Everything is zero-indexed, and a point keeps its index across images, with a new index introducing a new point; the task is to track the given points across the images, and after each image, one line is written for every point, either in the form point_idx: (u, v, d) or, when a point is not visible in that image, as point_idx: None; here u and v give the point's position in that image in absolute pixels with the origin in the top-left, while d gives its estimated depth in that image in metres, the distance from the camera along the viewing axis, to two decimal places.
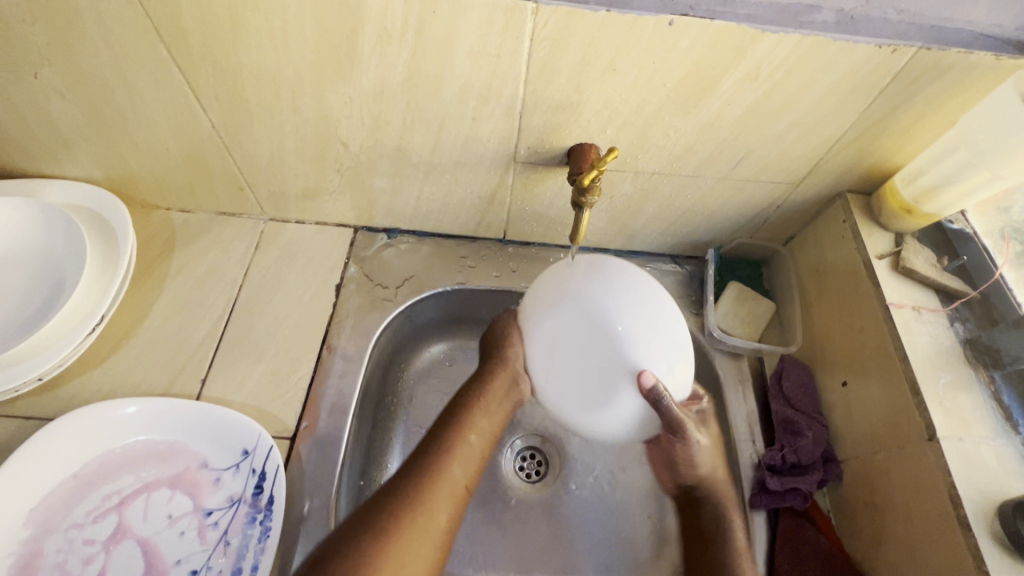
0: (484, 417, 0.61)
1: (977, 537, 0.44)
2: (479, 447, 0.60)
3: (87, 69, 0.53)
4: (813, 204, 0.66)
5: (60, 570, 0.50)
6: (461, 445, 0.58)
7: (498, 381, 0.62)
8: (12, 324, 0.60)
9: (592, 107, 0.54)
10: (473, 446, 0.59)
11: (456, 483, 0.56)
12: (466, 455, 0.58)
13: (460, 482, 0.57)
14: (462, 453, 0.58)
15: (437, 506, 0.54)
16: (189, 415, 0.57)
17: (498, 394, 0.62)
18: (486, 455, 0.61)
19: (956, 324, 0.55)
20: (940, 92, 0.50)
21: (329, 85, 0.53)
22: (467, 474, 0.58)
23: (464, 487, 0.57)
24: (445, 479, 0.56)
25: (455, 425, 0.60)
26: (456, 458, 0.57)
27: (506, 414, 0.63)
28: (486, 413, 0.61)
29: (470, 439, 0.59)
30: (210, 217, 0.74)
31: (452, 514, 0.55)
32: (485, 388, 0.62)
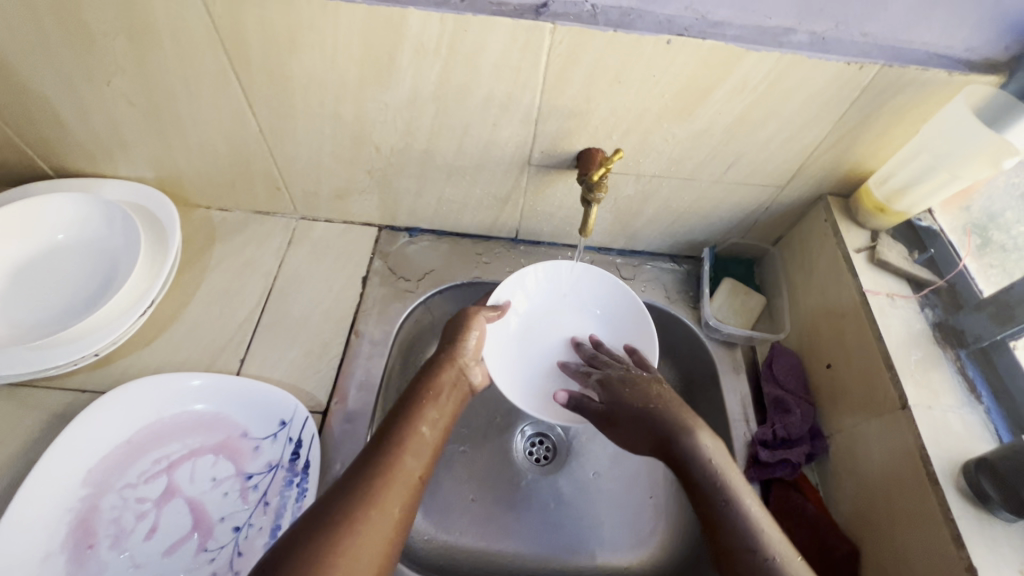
0: (433, 408, 0.58)
1: (945, 491, 0.49)
2: (433, 439, 0.56)
3: (155, 78, 0.60)
4: (798, 206, 0.73)
5: (117, 524, 0.55)
6: (413, 437, 0.54)
7: (451, 368, 0.62)
8: (73, 305, 0.66)
9: (600, 115, 0.61)
10: (425, 439, 0.55)
11: (410, 476, 0.52)
12: (418, 448, 0.54)
13: (415, 474, 0.53)
14: (413, 445, 0.54)
15: (389, 503, 0.49)
16: (235, 388, 0.63)
17: (451, 386, 0.61)
18: (439, 447, 0.57)
19: (926, 309, 0.62)
20: (904, 104, 0.57)
21: (368, 93, 0.60)
22: (423, 467, 0.54)
23: (419, 480, 0.53)
24: (400, 472, 0.51)
25: (407, 418, 0.56)
26: (408, 450, 0.53)
27: (456, 406, 0.61)
28: (437, 404, 0.59)
29: (423, 430, 0.56)
30: (247, 215, 0.81)
31: (404, 509, 0.50)
32: (442, 377, 0.61)
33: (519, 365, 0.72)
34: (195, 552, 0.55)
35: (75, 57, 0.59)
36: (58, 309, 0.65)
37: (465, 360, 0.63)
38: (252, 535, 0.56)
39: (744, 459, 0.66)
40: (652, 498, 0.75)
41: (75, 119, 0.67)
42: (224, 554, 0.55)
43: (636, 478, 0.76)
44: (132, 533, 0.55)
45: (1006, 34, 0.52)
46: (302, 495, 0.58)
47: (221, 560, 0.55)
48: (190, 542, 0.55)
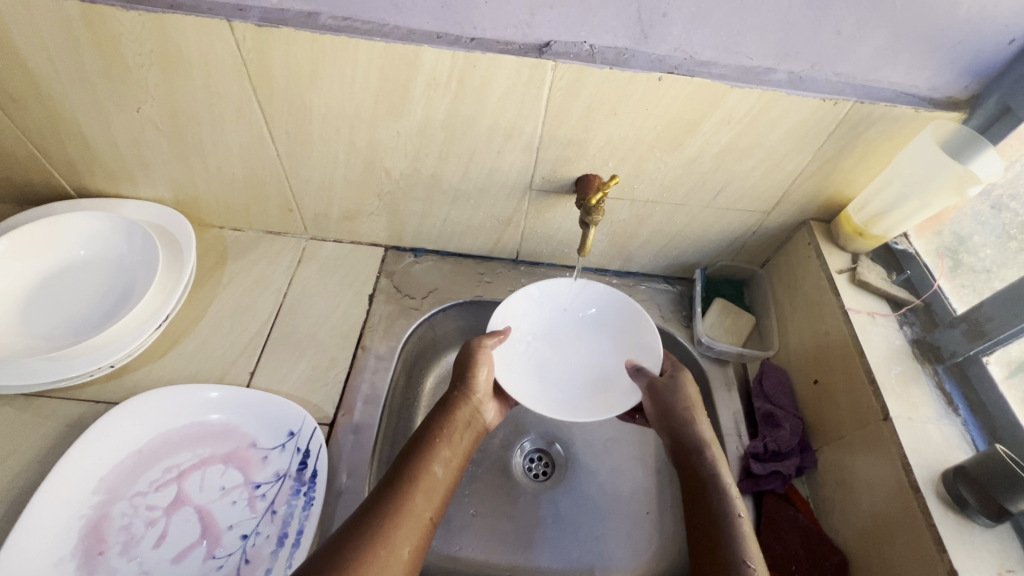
0: (448, 448, 0.60)
1: (926, 497, 0.52)
2: (444, 480, 0.58)
3: (183, 105, 0.65)
4: (783, 230, 0.77)
5: (127, 531, 0.56)
6: (426, 477, 0.57)
7: (465, 409, 0.65)
8: (91, 318, 0.68)
9: (597, 144, 0.66)
10: (436, 479, 0.57)
11: (420, 515, 0.54)
12: (430, 488, 0.56)
13: (424, 515, 0.54)
14: (423, 485, 0.56)
15: (402, 539, 0.51)
16: (247, 400, 0.65)
17: (463, 423, 0.64)
18: (449, 488, 0.59)
19: (904, 327, 0.66)
20: (876, 137, 0.62)
21: (382, 122, 0.65)
22: (433, 505, 0.56)
23: (428, 520, 0.55)
24: (411, 511, 0.53)
25: (420, 455, 0.58)
26: (421, 488, 0.55)
27: (469, 446, 0.63)
28: (449, 443, 0.61)
29: (435, 471, 0.58)
30: (259, 235, 0.84)
31: (413, 550, 0.52)
32: (455, 416, 0.63)
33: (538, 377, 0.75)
34: (203, 559, 0.56)
35: (109, 85, 0.63)
36: (76, 321, 0.68)
37: (479, 397, 0.66)
38: (259, 543, 0.57)
39: (737, 472, 0.68)
40: (648, 514, 0.77)
41: (102, 142, 0.70)
42: (231, 562, 0.56)
43: (632, 493, 0.78)
44: (142, 541, 0.56)
45: (965, 75, 0.57)
46: (309, 503, 0.59)
47: (228, 567, 0.56)
48: (198, 549, 0.56)
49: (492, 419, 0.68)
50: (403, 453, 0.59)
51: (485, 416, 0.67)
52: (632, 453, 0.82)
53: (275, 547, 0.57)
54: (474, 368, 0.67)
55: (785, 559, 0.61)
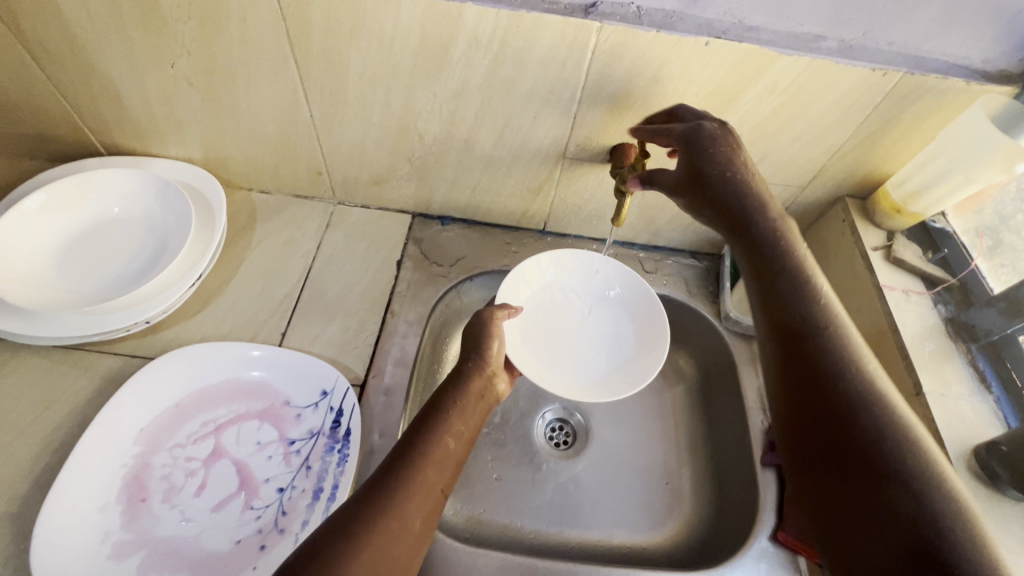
0: (461, 420, 0.57)
1: (957, 471, 0.53)
2: (457, 453, 0.55)
3: (218, 61, 0.64)
4: (817, 207, 0.76)
5: (168, 480, 0.58)
6: (439, 448, 0.53)
7: (477, 382, 0.61)
8: (124, 276, 0.69)
9: (636, 111, 0.65)
10: (450, 450, 0.54)
11: (432, 488, 0.51)
12: (444, 459, 0.53)
13: (436, 487, 0.51)
14: (436, 457, 0.53)
15: (412, 513, 0.49)
16: (282, 359, 0.65)
17: (476, 396, 0.60)
18: (462, 460, 0.56)
19: (938, 305, 0.65)
20: (924, 110, 0.61)
21: (419, 83, 0.64)
22: (445, 475, 0.53)
23: (441, 493, 0.52)
24: (423, 482, 0.51)
25: (433, 426, 0.55)
26: (432, 460, 0.52)
27: (482, 417, 0.60)
28: (462, 415, 0.57)
29: (448, 444, 0.54)
30: (286, 198, 0.84)
31: (424, 520, 0.49)
32: (468, 387, 0.60)
33: (536, 342, 0.75)
34: (242, 509, 0.57)
35: (144, 38, 0.62)
36: (113, 276, 0.68)
37: (492, 367, 0.63)
38: (295, 497, 0.59)
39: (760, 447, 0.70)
40: (667, 483, 0.77)
41: (135, 98, 0.70)
42: (269, 513, 0.58)
43: (652, 464, 0.78)
44: (182, 490, 0.58)
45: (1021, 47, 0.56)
46: (343, 460, 0.60)
47: (266, 518, 0.57)
48: (237, 500, 0.58)
49: (503, 390, 0.65)
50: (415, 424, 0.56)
51: (497, 389, 0.64)
52: (653, 424, 0.82)
53: (311, 500, 0.58)
54: (483, 341, 0.64)
55: None
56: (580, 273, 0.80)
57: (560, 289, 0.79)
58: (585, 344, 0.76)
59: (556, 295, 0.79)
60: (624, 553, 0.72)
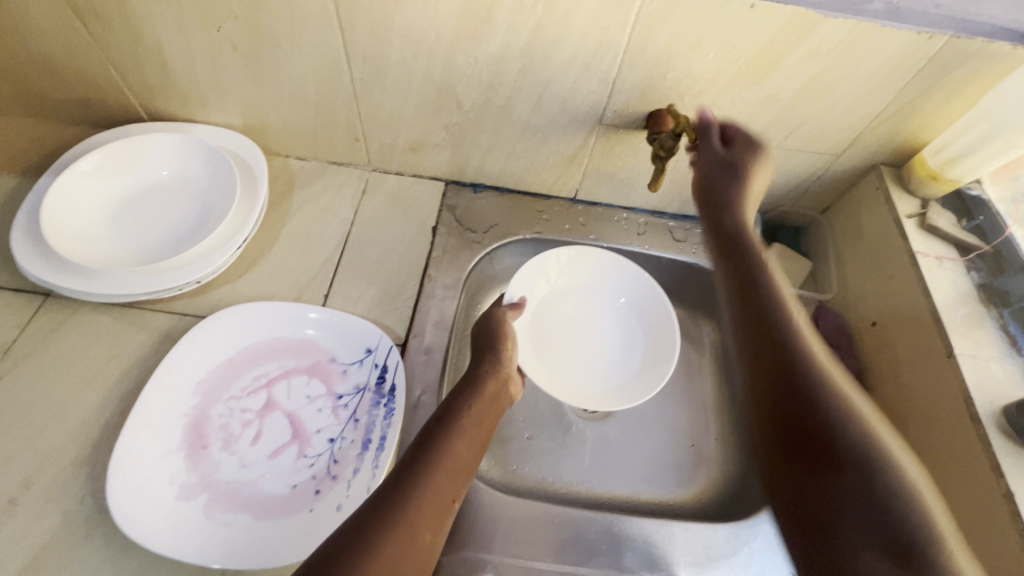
0: (473, 426, 0.56)
1: (986, 428, 0.55)
2: (468, 459, 0.54)
3: (263, 25, 0.65)
4: (851, 174, 0.77)
5: (225, 429, 0.61)
6: (452, 453, 0.52)
7: (489, 388, 0.61)
8: (173, 238, 0.71)
9: (676, 76, 0.65)
10: (461, 457, 0.53)
11: (443, 496, 0.49)
12: (455, 467, 0.52)
13: (447, 496, 0.50)
14: (449, 464, 0.52)
15: (424, 521, 0.47)
16: (330, 318, 0.68)
17: (489, 401, 0.60)
18: (473, 468, 0.54)
19: (972, 272, 0.66)
20: (967, 75, 0.61)
21: (462, 47, 0.65)
22: (458, 483, 0.52)
23: (451, 501, 0.50)
24: (436, 490, 0.49)
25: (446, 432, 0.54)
26: (445, 467, 0.51)
27: (493, 424, 0.59)
28: (475, 425, 0.56)
29: (460, 449, 0.53)
30: (323, 165, 0.86)
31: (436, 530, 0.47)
32: (480, 396, 0.59)
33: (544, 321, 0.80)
34: (296, 457, 0.61)
35: (193, 2, 0.63)
36: (164, 237, 0.71)
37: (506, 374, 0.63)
38: (346, 447, 0.62)
39: None
40: (693, 446, 0.80)
41: (179, 64, 0.71)
42: (321, 461, 0.61)
43: (678, 428, 0.81)
44: (240, 438, 0.61)
45: None
46: (389, 414, 0.63)
47: (319, 466, 0.60)
48: (291, 449, 0.61)
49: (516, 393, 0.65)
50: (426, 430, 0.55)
51: (508, 395, 0.63)
52: (679, 389, 0.84)
53: (361, 450, 0.61)
54: (496, 345, 0.65)
55: None
56: (599, 277, 0.83)
57: (592, 289, 0.83)
58: (586, 345, 0.80)
59: (573, 294, 0.82)
60: (652, 508, 0.74)
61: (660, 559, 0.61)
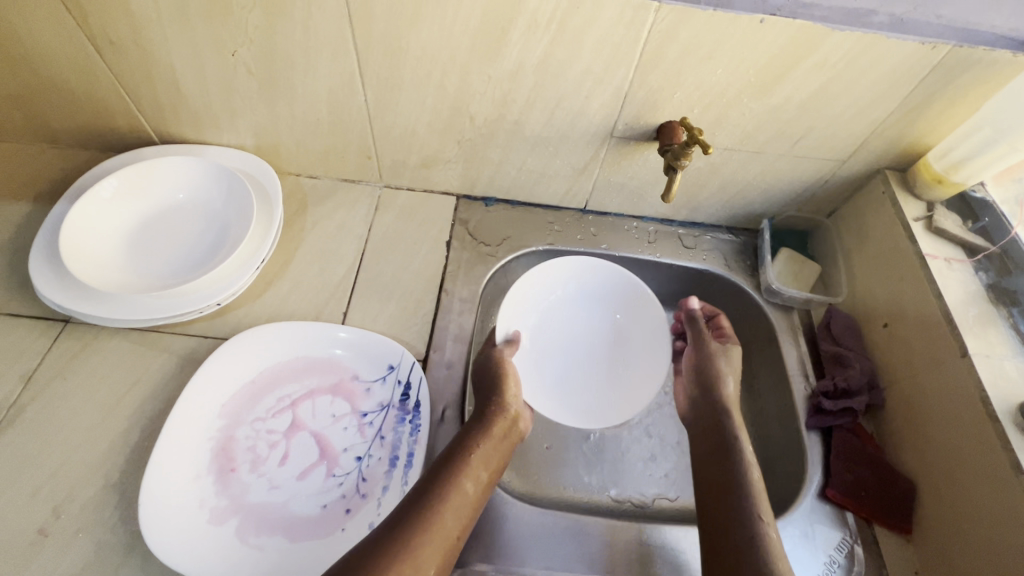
0: (480, 463, 0.59)
1: (1004, 425, 0.56)
2: (474, 496, 0.57)
3: (278, 48, 0.66)
4: (856, 179, 0.78)
5: (252, 451, 0.62)
6: (456, 492, 0.55)
7: (499, 427, 0.63)
8: (191, 260, 0.71)
9: (687, 89, 0.66)
10: (466, 494, 0.56)
11: (449, 531, 0.53)
12: (459, 504, 0.55)
13: (450, 536, 0.53)
14: (454, 500, 0.55)
15: (428, 554, 0.50)
16: (353, 337, 0.68)
17: (499, 438, 0.62)
18: (476, 508, 0.57)
19: (979, 272, 0.68)
20: (969, 83, 0.62)
21: (475, 65, 0.66)
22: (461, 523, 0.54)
23: (455, 538, 0.53)
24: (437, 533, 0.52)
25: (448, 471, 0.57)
26: (450, 505, 0.54)
27: (503, 461, 0.62)
28: (481, 460, 0.59)
29: (466, 488, 0.56)
30: (334, 182, 0.86)
31: (441, 563, 0.51)
32: (486, 434, 0.61)
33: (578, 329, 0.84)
34: (325, 477, 0.61)
35: (208, 28, 0.64)
36: (182, 260, 0.71)
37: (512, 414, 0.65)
38: (373, 464, 0.62)
39: (805, 410, 0.72)
40: None
41: (193, 87, 0.72)
42: (350, 480, 0.61)
43: None
44: (267, 460, 0.61)
45: None
46: (415, 430, 0.64)
47: (348, 485, 0.61)
48: (319, 469, 0.61)
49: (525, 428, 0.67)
50: (436, 466, 0.58)
51: (518, 429, 0.66)
52: None
53: (388, 468, 0.62)
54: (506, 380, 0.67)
55: (857, 485, 0.65)
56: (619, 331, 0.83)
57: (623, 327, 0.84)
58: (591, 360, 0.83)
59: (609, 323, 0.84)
60: (674, 513, 0.75)
61: (687, 566, 0.61)
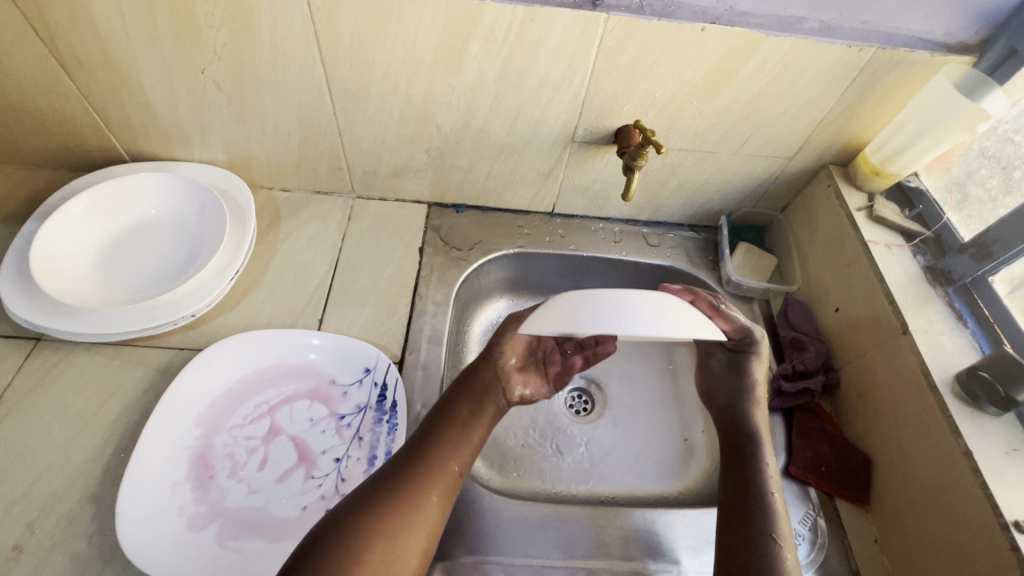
0: (475, 406, 0.61)
1: (943, 393, 0.60)
2: (473, 437, 0.60)
3: (248, 65, 0.68)
4: (804, 174, 0.83)
5: (231, 458, 0.62)
6: (451, 435, 0.58)
7: (489, 374, 0.64)
8: (165, 274, 0.72)
9: (639, 94, 0.71)
10: (462, 436, 0.59)
11: (447, 469, 0.56)
12: (455, 446, 0.58)
13: (451, 468, 0.57)
14: (451, 442, 0.58)
15: (428, 489, 0.54)
16: (330, 342, 0.70)
17: (494, 386, 0.63)
18: (479, 443, 0.60)
19: (917, 256, 0.73)
20: (895, 81, 0.68)
21: (439, 77, 0.69)
22: (460, 460, 0.58)
23: (456, 474, 0.57)
24: (434, 470, 0.56)
25: (445, 416, 0.60)
26: (445, 445, 0.57)
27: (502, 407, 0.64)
28: (475, 402, 0.61)
29: (463, 429, 0.59)
30: (307, 194, 0.88)
31: (441, 497, 0.55)
32: (480, 378, 0.64)
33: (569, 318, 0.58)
34: (304, 479, 0.62)
35: (177, 46, 0.66)
36: (155, 274, 0.72)
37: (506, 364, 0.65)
38: (351, 464, 0.63)
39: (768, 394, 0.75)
40: (686, 440, 0.82)
41: (163, 104, 0.73)
42: (329, 481, 0.62)
43: (666, 423, 0.84)
44: (246, 465, 0.62)
45: (977, 21, 0.63)
46: (393, 429, 0.65)
47: (327, 485, 0.62)
48: (298, 472, 0.62)
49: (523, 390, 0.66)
50: (435, 412, 0.61)
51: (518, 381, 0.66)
52: (665, 387, 0.88)
53: (367, 467, 0.63)
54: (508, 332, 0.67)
55: (817, 461, 0.68)
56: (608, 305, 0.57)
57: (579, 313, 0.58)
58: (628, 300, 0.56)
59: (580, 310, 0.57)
60: (649, 502, 0.76)
61: (663, 547, 0.63)
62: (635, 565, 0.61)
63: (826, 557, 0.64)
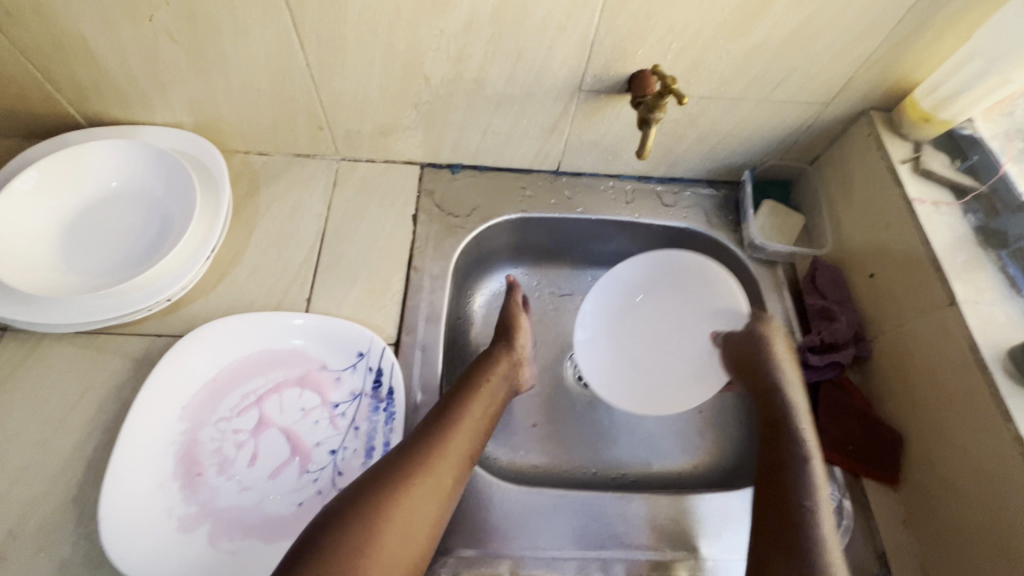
0: (487, 391, 0.62)
1: (993, 373, 0.55)
2: (483, 420, 0.60)
3: (201, 10, 0.58)
4: (841, 121, 0.74)
5: (219, 453, 0.58)
6: (467, 416, 0.58)
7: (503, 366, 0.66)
8: (133, 255, 0.65)
9: (657, 33, 0.61)
10: (476, 419, 0.59)
11: (463, 451, 0.56)
12: (470, 427, 0.58)
13: (466, 451, 0.56)
14: (468, 422, 0.58)
15: (444, 470, 0.53)
16: (317, 325, 0.65)
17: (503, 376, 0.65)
18: (487, 428, 0.60)
19: (967, 215, 0.65)
20: (960, 9, 0.58)
21: (424, 19, 0.59)
22: (471, 445, 0.57)
23: (469, 456, 0.56)
24: (451, 451, 0.55)
25: (462, 396, 0.60)
26: (461, 427, 0.57)
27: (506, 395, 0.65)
28: (490, 388, 0.63)
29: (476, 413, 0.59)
30: (287, 158, 0.80)
31: (454, 481, 0.54)
32: (494, 370, 0.65)
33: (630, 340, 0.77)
34: (298, 474, 0.58)
35: None
36: (123, 254, 0.65)
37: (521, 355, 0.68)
38: (348, 457, 0.59)
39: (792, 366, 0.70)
40: (702, 413, 0.78)
41: (111, 60, 0.64)
42: (325, 474, 0.59)
43: None
44: (235, 461, 0.58)
45: None
46: (390, 418, 0.61)
47: (323, 480, 0.58)
48: (291, 466, 0.59)
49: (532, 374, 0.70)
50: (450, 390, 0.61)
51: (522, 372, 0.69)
52: None
53: (364, 459, 0.59)
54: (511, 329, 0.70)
55: (844, 440, 0.64)
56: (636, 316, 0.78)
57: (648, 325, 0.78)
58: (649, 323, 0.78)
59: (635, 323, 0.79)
60: (660, 480, 0.73)
61: (682, 536, 0.60)
62: (667, 554, 0.59)
63: (851, 541, 0.61)
